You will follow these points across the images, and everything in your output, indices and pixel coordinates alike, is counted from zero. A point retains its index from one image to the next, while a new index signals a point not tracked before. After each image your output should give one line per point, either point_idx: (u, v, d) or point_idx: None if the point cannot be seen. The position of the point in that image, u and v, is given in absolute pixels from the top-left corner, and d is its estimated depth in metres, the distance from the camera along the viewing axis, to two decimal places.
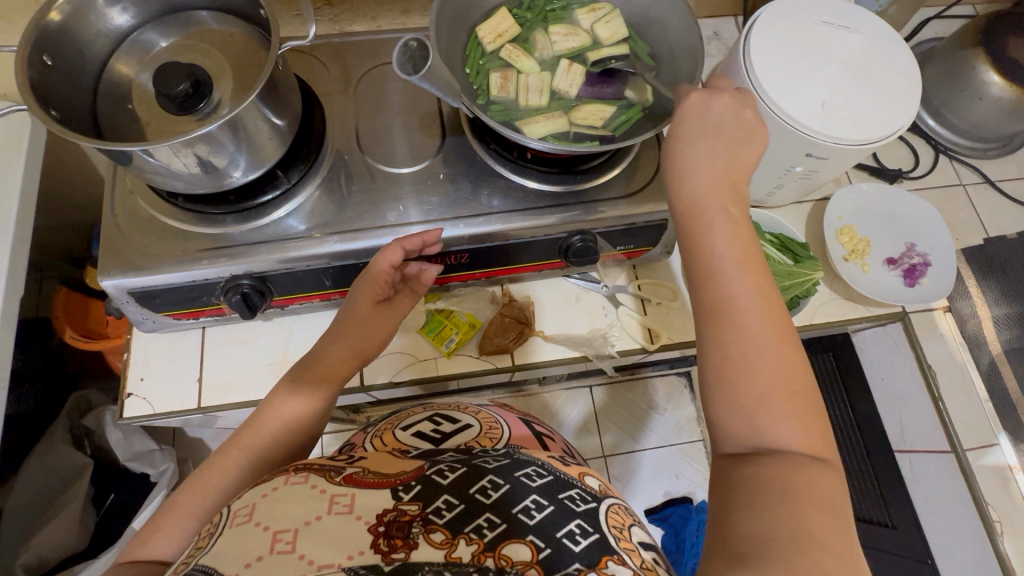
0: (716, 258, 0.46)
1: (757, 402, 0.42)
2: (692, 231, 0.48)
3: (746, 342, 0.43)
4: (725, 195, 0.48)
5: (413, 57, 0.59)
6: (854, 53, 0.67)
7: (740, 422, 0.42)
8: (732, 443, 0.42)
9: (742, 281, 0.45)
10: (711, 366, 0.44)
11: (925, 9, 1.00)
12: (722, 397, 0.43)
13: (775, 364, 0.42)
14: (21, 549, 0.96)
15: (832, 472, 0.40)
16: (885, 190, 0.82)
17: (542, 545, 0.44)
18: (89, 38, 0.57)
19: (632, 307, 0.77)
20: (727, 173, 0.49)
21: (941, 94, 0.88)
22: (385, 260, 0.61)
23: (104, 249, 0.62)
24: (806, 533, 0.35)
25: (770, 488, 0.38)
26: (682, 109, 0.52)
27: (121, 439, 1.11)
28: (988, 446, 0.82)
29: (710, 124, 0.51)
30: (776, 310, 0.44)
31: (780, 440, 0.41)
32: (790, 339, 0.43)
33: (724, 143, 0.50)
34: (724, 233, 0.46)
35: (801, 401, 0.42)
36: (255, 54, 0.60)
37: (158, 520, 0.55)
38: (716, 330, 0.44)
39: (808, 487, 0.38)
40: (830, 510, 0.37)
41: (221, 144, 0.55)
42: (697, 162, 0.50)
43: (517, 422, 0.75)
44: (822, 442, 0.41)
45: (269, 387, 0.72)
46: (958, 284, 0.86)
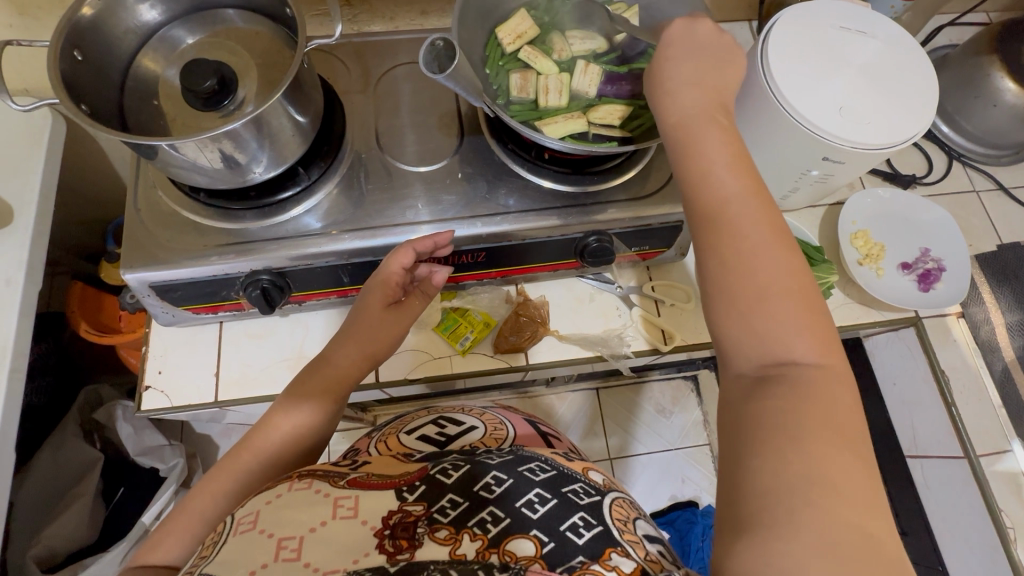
0: (708, 166, 0.47)
1: (757, 308, 0.42)
2: (683, 144, 0.49)
3: (740, 246, 0.44)
4: (712, 110, 0.50)
5: (439, 57, 0.60)
6: (871, 58, 0.68)
7: (738, 328, 0.42)
8: (741, 363, 0.43)
9: (734, 184, 0.46)
10: (712, 278, 0.44)
11: (939, 16, 1.00)
12: (720, 303, 0.43)
13: (772, 262, 0.43)
14: (32, 542, 0.97)
15: (836, 380, 0.40)
16: (898, 195, 0.83)
17: (546, 539, 0.44)
18: (119, 34, 0.58)
19: (645, 307, 0.78)
20: (715, 90, 0.51)
21: (955, 100, 0.88)
22: (396, 261, 0.62)
23: (127, 243, 0.63)
24: (818, 477, 0.35)
25: (775, 424, 0.38)
26: (668, 33, 0.54)
27: (132, 434, 1.12)
28: (1002, 452, 0.81)
29: (696, 38, 0.53)
30: (769, 211, 0.45)
31: (779, 343, 0.41)
32: (786, 241, 0.44)
33: (708, 63, 0.52)
34: (715, 140, 0.48)
35: (800, 299, 0.42)
36: (280, 53, 0.61)
37: (164, 527, 0.55)
38: (714, 239, 0.45)
39: (811, 406, 0.38)
40: (838, 439, 0.37)
41: (244, 140, 0.55)
42: (682, 79, 0.51)
43: (522, 422, 0.75)
44: (827, 346, 0.42)
45: (284, 383, 0.72)
46: (971, 291, 0.86)
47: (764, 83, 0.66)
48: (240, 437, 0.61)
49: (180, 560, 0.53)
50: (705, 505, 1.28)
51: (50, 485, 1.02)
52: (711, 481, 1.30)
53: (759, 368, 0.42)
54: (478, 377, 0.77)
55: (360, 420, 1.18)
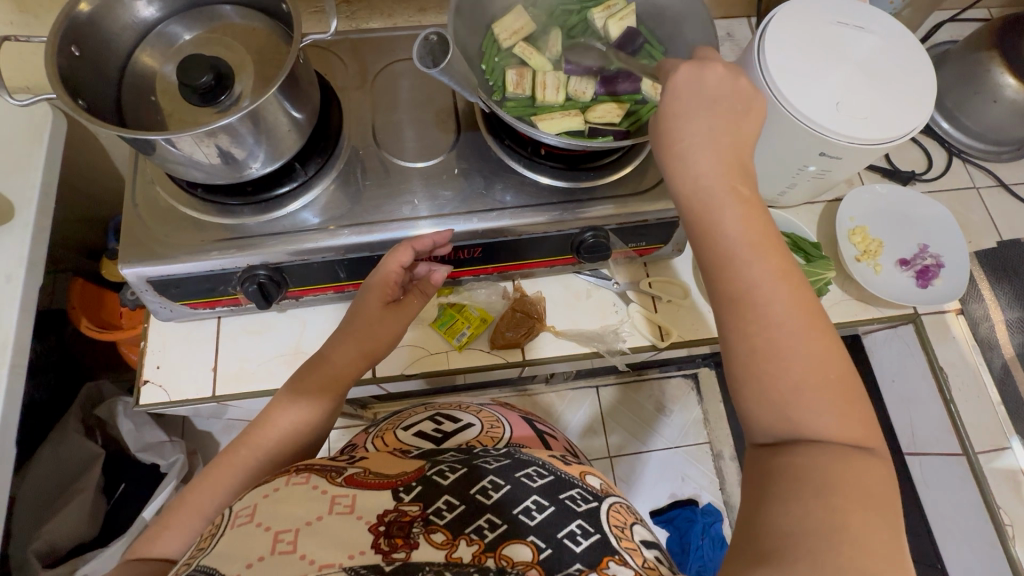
0: (730, 245, 0.45)
1: (788, 399, 0.41)
2: (699, 222, 0.46)
3: (769, 335, 0.41)
4: (731, 179, 0.47)
5: (433, 51, 0.60)
6: (867, 53, 0.67)
7: (770, 418, 0.41)
8: (766, 441, 0.42)
9: (761, 265, 0.43)
10: (738, 361, 0.43)
11: (939, 13, 1.00)
12: (749, 394, 0.42)
13: (804, 351, 0.41)
14: (32, 536, 0.98)
15: (876, 461, 0.40)
16: (897, 191, 0.82)
17: (542, 545, 0.44)
18: (117, 30, 0.58)
19: (642, 303, 0.78)
20: (731, 152, 0.48)
21: (955, 96, 0.88)
22: (395, 260, 0.63)
23: (126, 238, 0.63)
24: (840, 526, 0.36)
25: (808, 478, 0.38)
26: (673, 88, 0.50)
27: (132, 430, 1.13)
28: (1000, 449, 0.81)
29: (708, 95, 0.49)
30: (801, 292, 0.43)
31: (814, 431, 0.40)
32: (819, 324, 0.42)
33: (722, 121, 0.48)
34: (734, 216, 0.45)
35: (836, 388, 0.41)
36: (276, 48, 0.62)
37: (165, 517, 0.57)
38: (741, 323, 0.43)
39: (852, 482, 0.37)
40: (872, 505, 0.37)
41: (241, 135, 0.56)
42: (696, 145, 0.48)
43: (519, 422, 0.75)
44: (863, 431, 0.40)
45: (282, 378, 0.72)
46: (970, 287, 0.85)
47: (761, 78, 0.66)
48: (236, 433, 0.61)
49: (177, 553, 0.55)
50: (704, 503, 1.28)
51: (51, 480, 1.03)
52: (711, 480, 1.30)
53: (786, 444, 0.41)
54: (476, 373, 0.77)
55: (359, 416, 1.19)
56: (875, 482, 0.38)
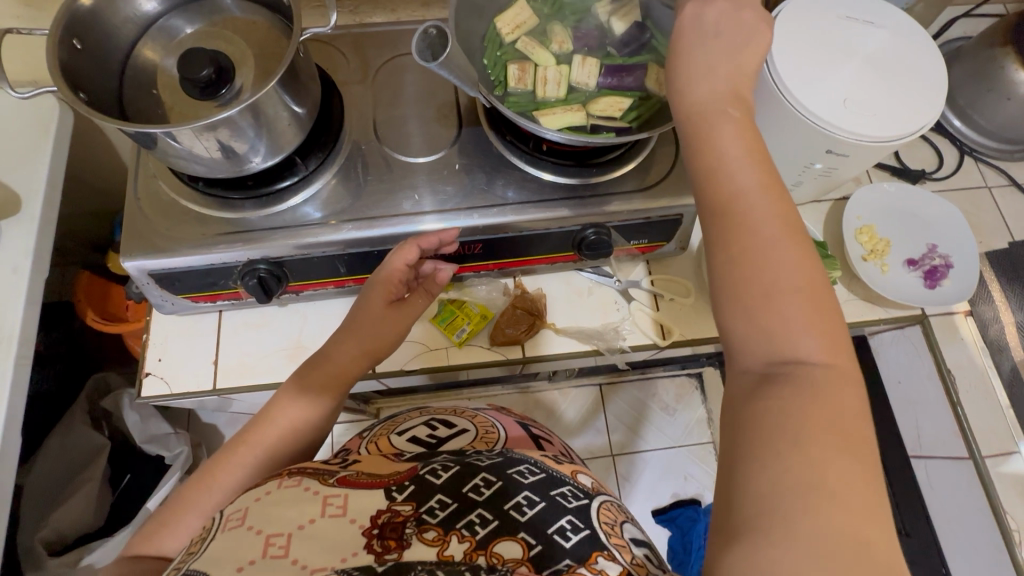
0: (720, 158, 0.45)
1: (765, 308, 0.40)
2: (694, 136, 0.46)
3: (753, 244, 0.41)
4: (725, 101, 0.47)
5: (432, 45, 0.59)
6: (877, 49, 0.66)
7: (747, 329, 0.40)
8: (744, 362, 0.41)
9: (749, 175, 0.44)
10: (720, 268, 0.42)
11: (953, 8, 0.98)
12: (729, 302, 0.41)
13: (785, 263, 0.40)
14: (40, 524, 1.00)
15: (849, 390, 0.38)
16: (906, 190, 0.81)
17: (532, 541, 0.44)
18: (118, 24, 0.58)
19: (644, 301, 0.77)
20: (732, 77, 0.47)
21: (968, 93, 0.86)
22: (399, 259, 0.62)
23: (127, 231, 0.64)
24: (818, 481, 0.34)
25: (778, 427, 0.37)
26: (680, 21, 0.50)
27: (138, 422, 1.13)
28: (1009, 453, 0.79)
29: (709, 27, 0.49)
30: (785, 205, 0.43)
31: (788, 348, 0.39)
32: (802, 239, 0.42)
33: (727, 47, 0.48)
34: (728, 131, 0.45)
35: (814, 304, 0.40)
36: (277, 42, 0.61)
37: (164, 516, 0.56)
38: (725, 231, 0.42)
39: (823, 414, 0.37)
40: (847, 446, 0.36)
41: (241, 128, 0.56)
42: (693, 72, 0.48)
43: (512, 423, 0.75)
44: (839, 352, 0.40)
45: (282, 372, 0.73)
46: (980, 287, 0.84)
47: (767, 74, 0.64)
48: (240, 428, 0.61)
49: (176, 550, 0.54)
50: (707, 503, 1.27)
51: (58, 471, 1.04)
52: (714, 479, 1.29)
53: (765, 364, 0.40)
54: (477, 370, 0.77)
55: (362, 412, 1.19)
56: (851, 424, 0.37)
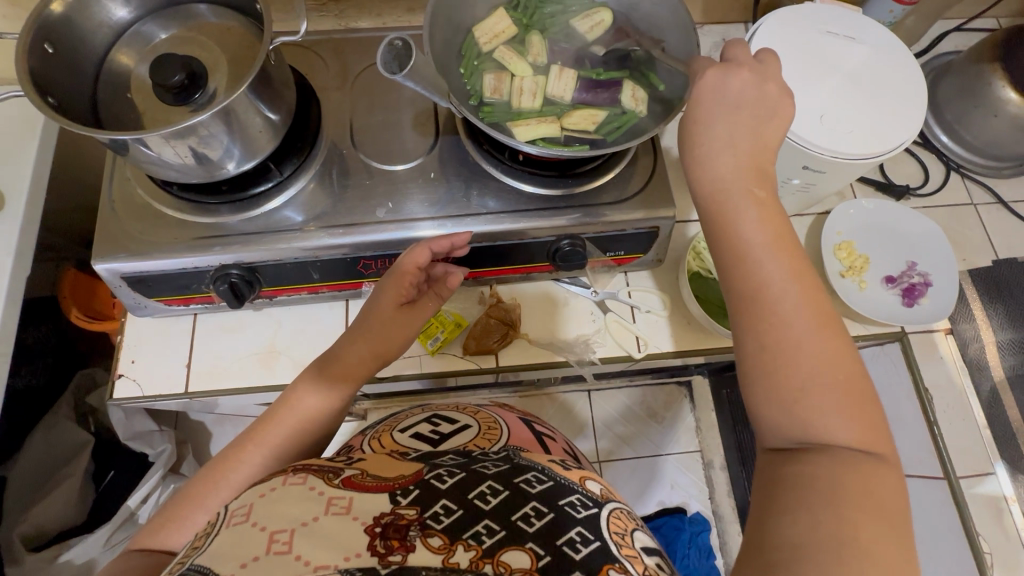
0: (746, 244, 0.45)
1: (797, 397, 0.40)
2: (716, 218, 0.46)
3: (783, 334, 0.41)
4: (749, 177, 0.47)
5: (398, 56, 0.59)
6: (857, 65, 0.66)
7: (781, 418, 0.41)
8: (775, 442, 0.41)
9: (776, 263, 0.43)
10: (747, 352, 0.43)
11: (944, 21, 0.97)
12: (761, 390, 0.42)
13: (817, 353, 0.41)
14: (20, 519, 1.00)
15: (887, 468, 0.39)
16: (885, 206, 0.80)
17: (541, 552, 0.43)
18: (91, 28, 0.59)
19: (620, 313, 0.77)
20: (752, 153, 0.47)
21: (955, 108, 0.86)
22: (411, 259, 0.62)
23: (100, 234, 0.64)
24: (851, 537, 0.35)
25: (811, 487, 0.38)
26: (699, 86, 0.49)
27: (122, 420, 1.08)
28: (984, 475, 0.80)
29: (732, 95, 0.48)
30: (814, 291, 0.43)
31: (826, 436, 0.40)
32: (831, 326, 0.42)
33: (746, 121, 0.48)
34: (751, 216, 0.45)
35: (846, 391, 0.40)
36: (250, 47, 0.61)
37: (169, 510, 0.55)
38: (751, 317, 0.43)
39: (864, 490, 0.37)
40: (882, 515, 0.36)
41: (213, 134, 0.56)
42: (716, 142, 0.48)
43: (517, 422, 0.73)
44: (873, 436, 0.40)
45: (254, 377, 0.73)
46: (961, 306, 0.83)
47: None
48: (254, 419, 0.61)
49: (179, 544, 0.53)
50: (692, 512, 1.27)
51: (42, 466, 1.05)
52: (700, 489, 1.29)
53: (793, 443, 0.40)
54: (455, 377, 0.77)
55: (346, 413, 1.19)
56: (885, 491, 0.38)
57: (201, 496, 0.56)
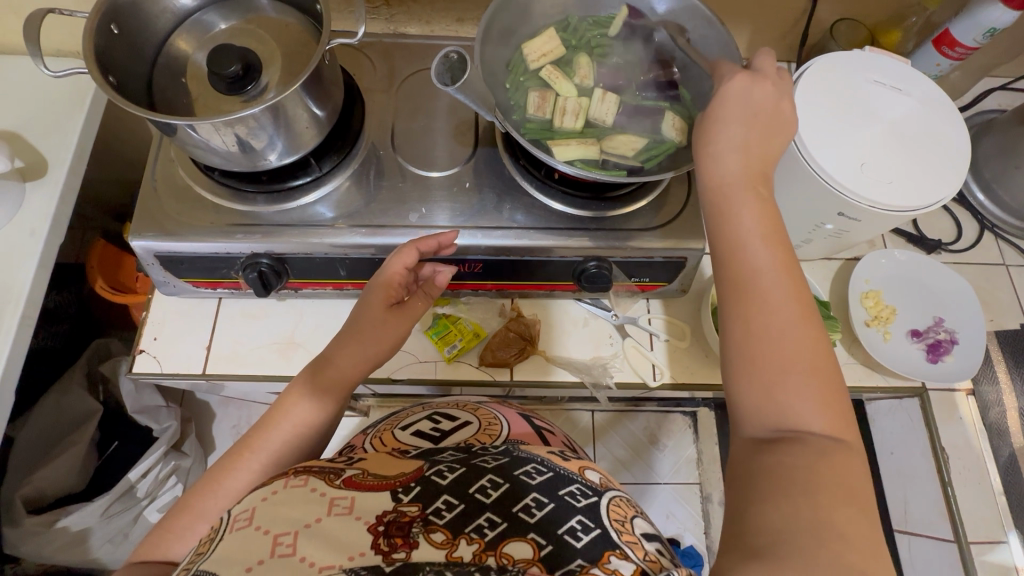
0: (743, 233, 0.47)
1: (778, 378, 0.42)
2: (719, 209, 0.49)
3: (768, 318, 0.44)
4: (752, 179, 0.50)
5: (452, 68, 0.63)
6: (902, 118, 0.65)
7: (760, 398, 0.43)
8: (754, 426, 0.43)
9: (768, 255, 0.46)
10: (734, 338, 0.45)
11: (990, 78, 0.96)
12: (743, 371, 0.44)
13: (798, 339, 0.43)
14: (24, 480, 1.01)
15: (854, 456, 0.40)
16: (916, 259, 0.79)
17: (543, 542, 0.43)
18: (155, 13, 0.61)
19: (638, 340, 0.77)
20: (759, 156, 0.50)
21: (994, 167, 0.85)
22: (398, 262, 0.61)
23: (140, 211, 0.65)
24: (825, 524, 0.36)
25: (789, 473, 0.39)
26: (723, 91, 0.53)
27: (132, 392, 1.11)
28: (995, 542, 0.77)
29: (751, 106, 0.52)
30: (798, 284, 0.45)
31: (801, 416, 0.41)
32: (812, 317, 0.44)
33: (758, 126, 0.51)
34: (750, 208, 0.48)
35: (821, 376, 0.42)
36: (306, 45, 0.63)
37: (168, 521, 0.55)
38: (741, 305, 0.45)
39: (833, 474, 0.38)
40: (852, 501, 0.38)
41: (261, 126, 0.57)
42: (727, 145, 0.51)
43: (516, 417, 0.72)
44: (843, 423, 0.42)
45: (271, 365, 0.74)
46: (985, 367, 0.82)
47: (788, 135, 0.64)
48: (250, 428, 0.61)
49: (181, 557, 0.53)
50: (686, 545, 1.25)
51: (51, 429, 1.06)
52: (696, 522, 1.27)
53: (772, 431, 0.42)
54: (461, 386, 0.77)
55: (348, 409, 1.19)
56: (853, 479, 0.39)
57: (216, 480, 0.57)
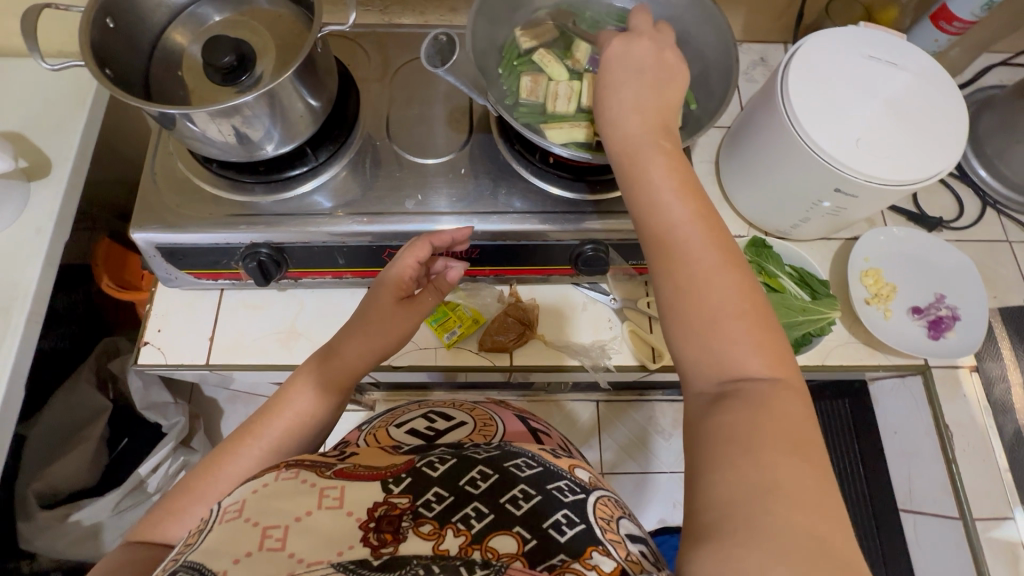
0: (654, 192, 0.47)
1: (710, 331, 0.42)
2: (629, 173, 0.49)
3: (691, 273, 0.44)
4: (655, 133, 0.50)
5: (442, 50, 0.63)
6: (898, 94, 0.65)
7: (698, 354, 0.43)
8: (700, 382, 0.43)
9: (679, 208, 0.46)
10: (664, 298, 0.45)
11: (990, 55, 0.95)
12: (679, 331, 0.44)
13: (721, 287, 0.43)
14: (36, 476, 1.03)
15: (795, 394, 0.41)
16: (916, 235, 0.79)
17: (528, 536, 0.43)
18: (150, 7, 0.62)
19: (638, 323, 0.77)
20: (656, 110, 0.51)
21: (996, 142, 0.84)
22: (411, 255, 0.62)
23: (140, 205, 0.66)
24: (772, 483, 0.35)
25: (731, 436, 0.38)
26: (605, 55, 0.53)
27: (139, 388, 1.13)
28: (1002, 519, 0.76)
29: (634, 63, 0.52)
30: (716, 230, 0.45)
31: (738, 363, 0.41)
32: (730, 259, 0.44)
33: (649, 82, 0.51)
34: (657, 163, 0.48)
35: (751, 318, 0.42)
36: (299, 35, 0.64)
37: (167, 506, 0.56)
38: (664, 266, 0.45)
39: (774, 420, 0.38)
40: (796, 455, 0.37)
41: (256, 116, 0.57)
42: (623, 107, 0.51)
43: (511, 418, 0.73)
44: (780, 360, 0.42)
45: (275, 355, 0.75)
46: (989, 343, 0.81)
47: (784, 116, 0.64)
48: (250, 416, 0.62)
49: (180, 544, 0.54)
50: None
51: (61, 426, 1.08)
52: None
53: (718, 385, 0.42)
54: (464, 373, 0.78)
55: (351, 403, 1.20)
56: (799, 431, 0.39)
57: (217, 465, 0.58)
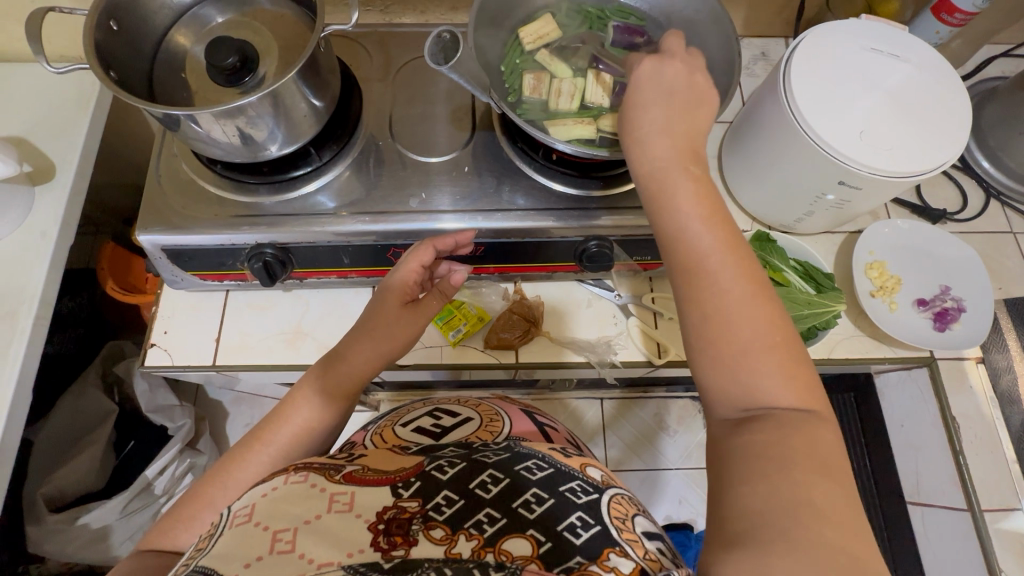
0: (682, 220, 0.47)
1: (739, 361, 0.42)
2: (656, 199, 0.49)
3: (720, 303, 0.44)
4: (684, 160, 0.50)
5: (445, 48, 0.63)
6: (901, 86, 0.65)
7: (725, 384, 0.43)
8: (723, 409, 0.43)
9: (709, 237, 0.46)
10: (691, 326, 0.45)
11: (991, 46, 0.95)
12: (705, 360, 0.44)
13: (751, 319, 0.43)
14: (43, 481, 1.03)
15: (825, 425, 0.41)
16: (920, 228, 0.79)
17: (542, 539, 0.43)
18: (153, 9, 0.62)
19: (643, 319, 0.77)
20: (685, 135, 0.51)
21: (999, 134, 0.84)
22: (414, 260, 0.63)
23: (145, 207, 0.66)
24: (805, 500, 0.35)
25: (764, 452, 0.38)
26: (637, 74, 0.53)
27: (146, 391, 1.14)
28: (1010, 510, 0.76)
29: (664, 85, 0.52)
30: (746, 261, 0.45)
31: (767, 395, 0.41)
32: (761, 291, 0.44)
33: (678, 107, 0.51)
34: (686, 190, 0.48)
35: (781, 351, 0.42)
36: (301, 36, 0.64)
37: (178, 509, 0.56)
38: (692, 293, 0.45)
39: (806, 443, 0.39)
40: (829, 475, 0.37)
41: (260, 116, 0.57)
42: (652, 130, 0.51)
43: (517, 414, 0.73)
44: (811, 395, 0.42)
45: (281, 355, 0.75)
46: (994, 335, 0.81)
47: (787, 111, 0.64)
48: (260, 419, 0.62)
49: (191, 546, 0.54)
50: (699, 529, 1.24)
51: (67, 430, 1.08)
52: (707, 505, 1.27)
53: (741, 412, 0.42)
54: (470, 371, 0.78)
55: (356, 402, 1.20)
56: (826, 448, 0.39)
57: (226, 468, 0.58)
